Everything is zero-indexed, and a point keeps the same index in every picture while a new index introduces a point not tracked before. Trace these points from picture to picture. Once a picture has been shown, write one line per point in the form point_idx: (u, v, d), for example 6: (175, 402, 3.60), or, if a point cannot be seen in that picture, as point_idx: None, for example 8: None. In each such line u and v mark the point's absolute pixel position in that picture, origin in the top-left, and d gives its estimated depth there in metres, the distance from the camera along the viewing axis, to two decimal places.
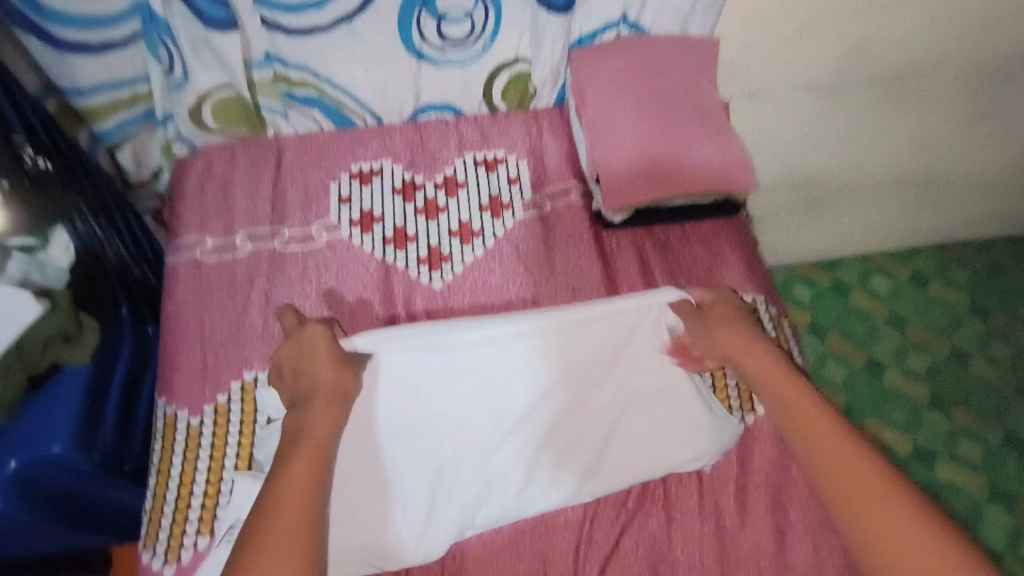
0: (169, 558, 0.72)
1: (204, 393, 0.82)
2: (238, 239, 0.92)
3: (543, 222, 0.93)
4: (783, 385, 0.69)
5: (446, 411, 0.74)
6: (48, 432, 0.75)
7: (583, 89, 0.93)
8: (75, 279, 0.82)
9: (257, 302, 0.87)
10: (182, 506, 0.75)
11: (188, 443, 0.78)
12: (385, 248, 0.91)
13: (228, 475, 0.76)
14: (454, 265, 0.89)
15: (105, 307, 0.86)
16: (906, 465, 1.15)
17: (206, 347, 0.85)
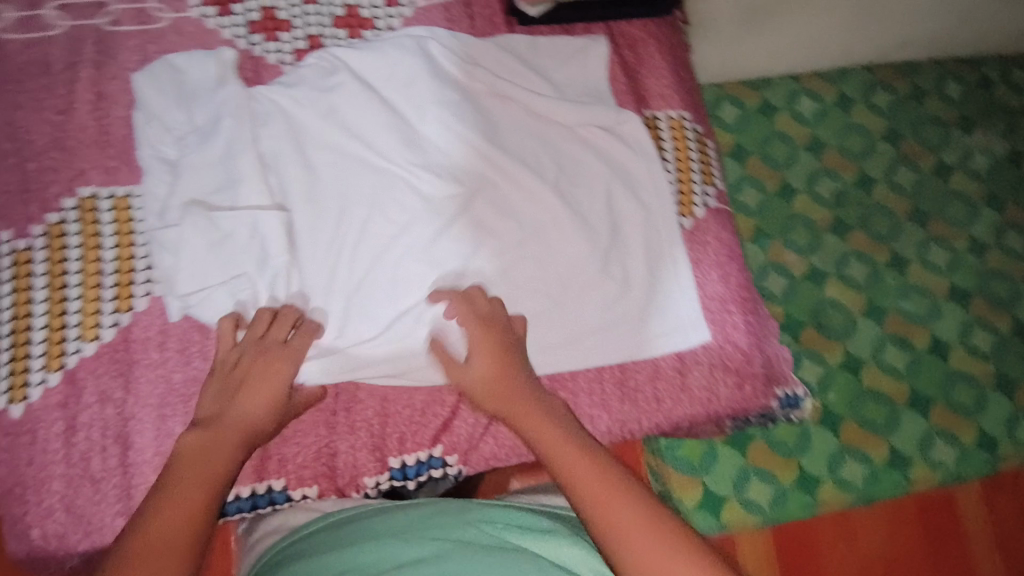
0: (15, 396, 0.64)
1: (29, 211, 0.67)
2: (48, 12, 0.71)
3: (447, 10, 0.77)
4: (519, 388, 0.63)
5: (343, 169, 0.70)
6: None
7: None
8: None
9: (85, 99, 0.70)
10: (22, 341, 0.65)
11: (18, 270, 0.66)
12: (249, 35, 0.73)
13: (73, 306, 0.66)
14: (296, 35, 0.74)
15: None
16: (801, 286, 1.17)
17: (25, 153, 0.68)
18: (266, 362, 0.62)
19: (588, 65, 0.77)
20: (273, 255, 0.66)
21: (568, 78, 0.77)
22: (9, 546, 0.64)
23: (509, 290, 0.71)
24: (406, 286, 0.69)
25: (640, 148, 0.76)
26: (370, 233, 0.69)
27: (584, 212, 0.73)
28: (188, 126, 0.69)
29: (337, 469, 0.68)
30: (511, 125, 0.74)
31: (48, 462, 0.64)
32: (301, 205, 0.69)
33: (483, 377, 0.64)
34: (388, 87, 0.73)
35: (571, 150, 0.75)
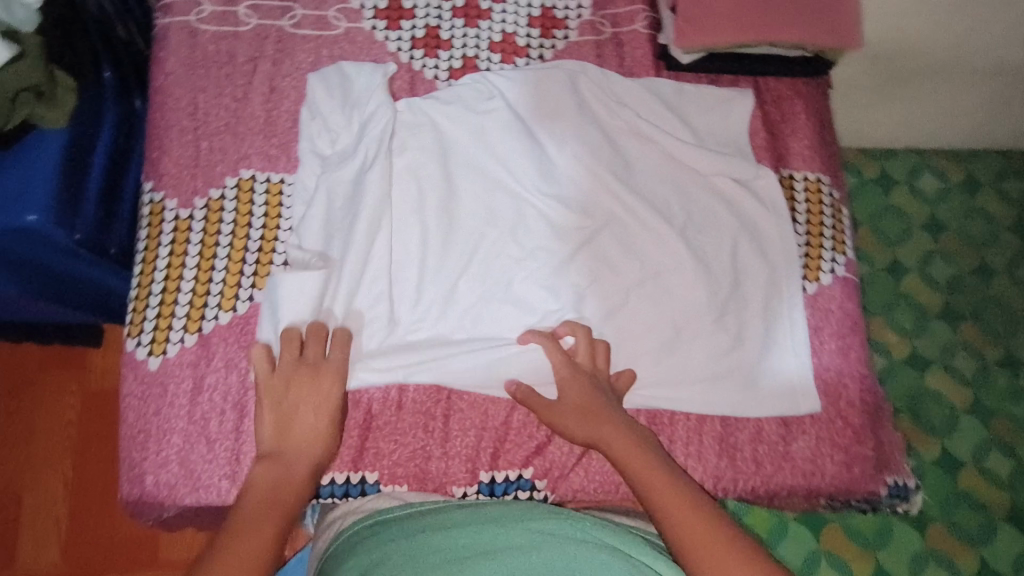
0: (155, 349, 0.70)
1: (195, 184, 0.74)
2: (241, 10, 0.78)
3: (597, 49, 0.80)
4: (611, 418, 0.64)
5: (474, 185, 0.74)
6: (21, 197, 0.67)
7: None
8: (47, 24, 0.69)
9: (260, 91, 0.76)
10: (169, 300, 0.71)
11: (177, 236, 0.72)
12: (412, 50, 0.78)
13: (218, 276, 0.71)
14: (453, 55, 0.79)
15: (85, 63, 0.73)
16: (900, 370, 1.09)
17: (200, 132, 0.75)
18: (311, 379, 0.63)
19: (732, 118, 0.78)
20: (401, 263, 0.71)
21: (710, 128, 0.78)
22: (124, 487, 0.68)
23: (614, 329, 0.72)
24: (516, 319, 0.71)
25: (774, 206, 0.75)
26: (492, 251, 0.72)
27: (708, 261, 0.73)
28: (348, 126, 0.73)
29: (428, 473, 0.69)
30: (643, 165, 0.76)
31: (173, 416, 0.68)
32: (434, 220, 0.72)
33: (571, 417, 0.65)
34: (531, 114, 0.76)
35: (702, 198, 0.76)
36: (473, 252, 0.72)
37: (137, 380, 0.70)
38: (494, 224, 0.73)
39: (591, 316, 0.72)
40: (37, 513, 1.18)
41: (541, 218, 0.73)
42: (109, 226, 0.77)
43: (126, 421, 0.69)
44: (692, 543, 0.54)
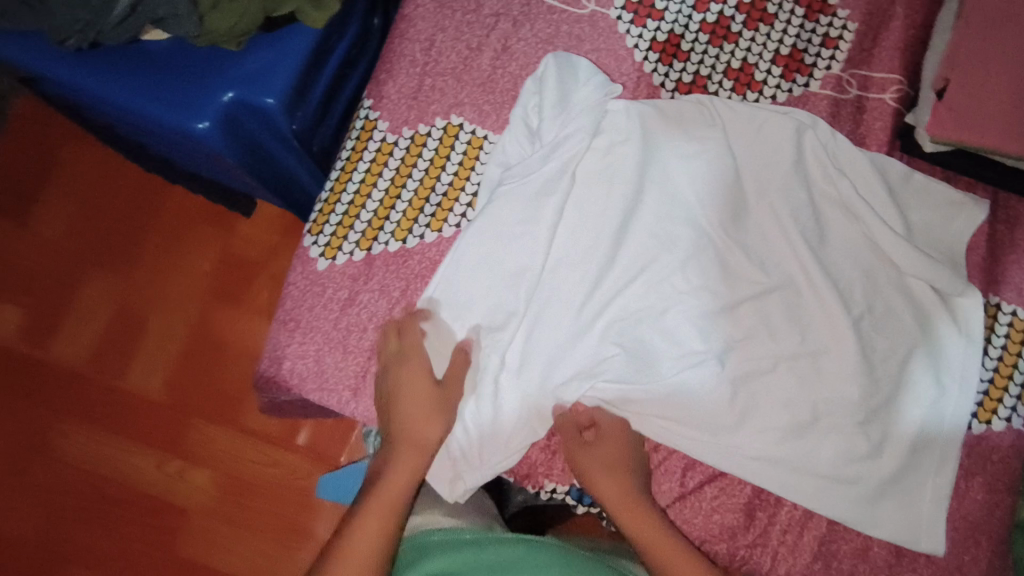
0: (326, 253, 0.75)
1: (408, 115, 0.77)
2: None
3: (835, 108, 0.75)
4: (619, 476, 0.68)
5: (659, 205, 0.73)
6: (266, 78, 0.73)
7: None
8: None
9: (492, 46, 0.78)
10: (352, 214, 0.76)
11: (376, 158, 0.76)
12: (648, 51, 0.78)
13: (399, 207, 0.75)
14: (685, 69, 0.78)
15: None
16: None
17: (428, 69, 0.78)
18: (405, 385, 0.70)
19: (955, 224, 0.72)
20: (566, 258, 0.72)
21: (927, 227, 0.72)
22: (263, 362, 0.75)
23: (745, 394, 0.70)
24: (663, 359, 0.71)
25: (970, 334, 0.69)
26: (655, 274, 0.72)
27: (873, 362, 0.68)
28: (564, 106, 0.74)
29: (527, 460, 0.73)
30: (842, 246, 0.72)
31: (322, 317, 0.74)
32: (609, 223, 0.72)
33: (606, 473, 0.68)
34: (744, 154, 0.73)
35: (891, 295, 0.70)
36: (635, 269, 0.72)
37: (303, 274, 0.75)
38: (663, 249, 0.72)
39: (728, 371, 0.70)
40: (157, 341, 1.38)
41: (715, 261, 0.72)
42: (320, 125, 0.83)
43: (283, 305, 0.76)
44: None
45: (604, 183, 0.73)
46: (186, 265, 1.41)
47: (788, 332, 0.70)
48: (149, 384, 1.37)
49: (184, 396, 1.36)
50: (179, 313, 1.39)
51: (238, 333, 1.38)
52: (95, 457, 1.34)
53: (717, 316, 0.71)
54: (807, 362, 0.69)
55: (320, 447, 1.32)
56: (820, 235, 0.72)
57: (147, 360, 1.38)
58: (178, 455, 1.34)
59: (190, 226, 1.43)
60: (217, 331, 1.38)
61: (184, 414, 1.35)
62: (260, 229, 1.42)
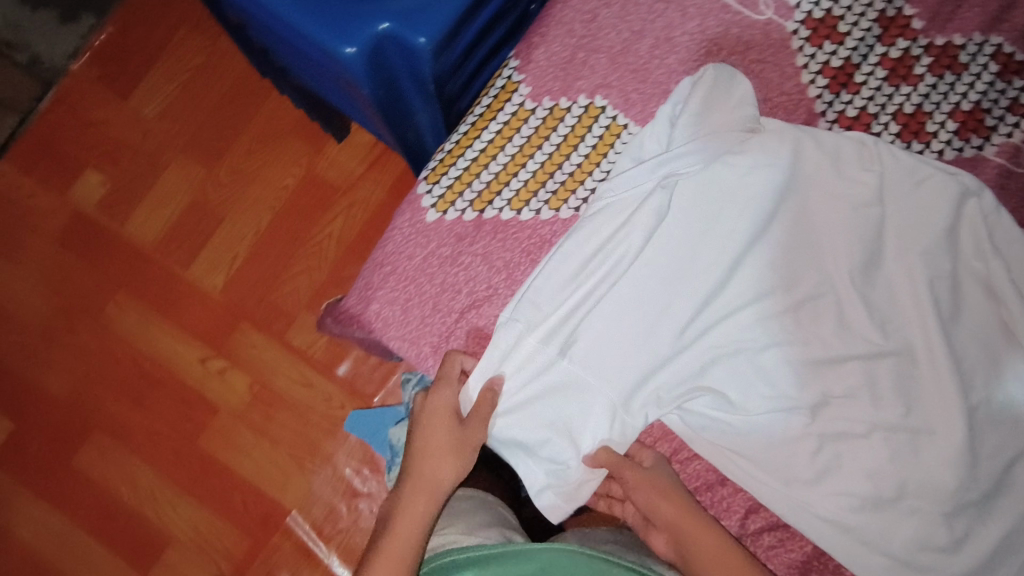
0: (439, 205, 0.74)
1: (552, 85, 0.74)
2: None
3: (1005, 179, 0.72)
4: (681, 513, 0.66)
5: (789, 241, 0.69)
6: (424, 17, 0.70)
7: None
8: None
9: (654, 34, 0.75)
10: (472, 172, 0.74)
11: (510, 122, 0.74)
12: (817, 75, 0.74)
13: (522, 176, 0.73)
14: (853, 101, 0.74)
15: None
16: None
17: (584, 42, 0.75)
18: (430, 433, 0.70)
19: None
20: (676, 272, 0.69)
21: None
22: (352, 297, 0.75)
23: (830, 454, 0.66)
24: (755, 401, 0.68)
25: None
26: (766, 312, 0.68)
27: (978, 456, 0.64)
28: (696, 125, 0.70)
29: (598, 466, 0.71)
30: (973, 331, 0.67)
31: (420, 268, 0.73)
32: (731, 242, 0.68)
33: (659, 501, 0.67)
34: (897, 209, 0.68)
35: (1016, 391, 0.66)
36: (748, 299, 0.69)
37: (410, 221, 0.74)
38: (779, 288, 0.68)
39: (819, 428, 0.67)
40: (226, 241, 1.40)
41: (834, 315, 0.68)
42: (457, 75, 0.80)
43: (383, 247, 0.75)
44: None
45: (736, 205, 0.69)
46: (270, 175, 1.41)
47: (898, 409, 0.65)
48: (212, 281, 1.39)
49: (242, 300, 1.38)
50: (253, 221, 1.40)
51: (303, 253, 1.39)
52: (146, 337, 1.38)
53: (822, 369, 0.67)
54: (907, 442, 0.65)
55: (356, 383, 1.33)
56: (952, 313, 0.67)
57: (213, 257, 1.40)
58: (223, 355, 1.37)
59: (281, 137, 1.42)
60: (286, 249, 1.39)
61: (237, 317, 1.38)
62: (347, 152, 1.41)
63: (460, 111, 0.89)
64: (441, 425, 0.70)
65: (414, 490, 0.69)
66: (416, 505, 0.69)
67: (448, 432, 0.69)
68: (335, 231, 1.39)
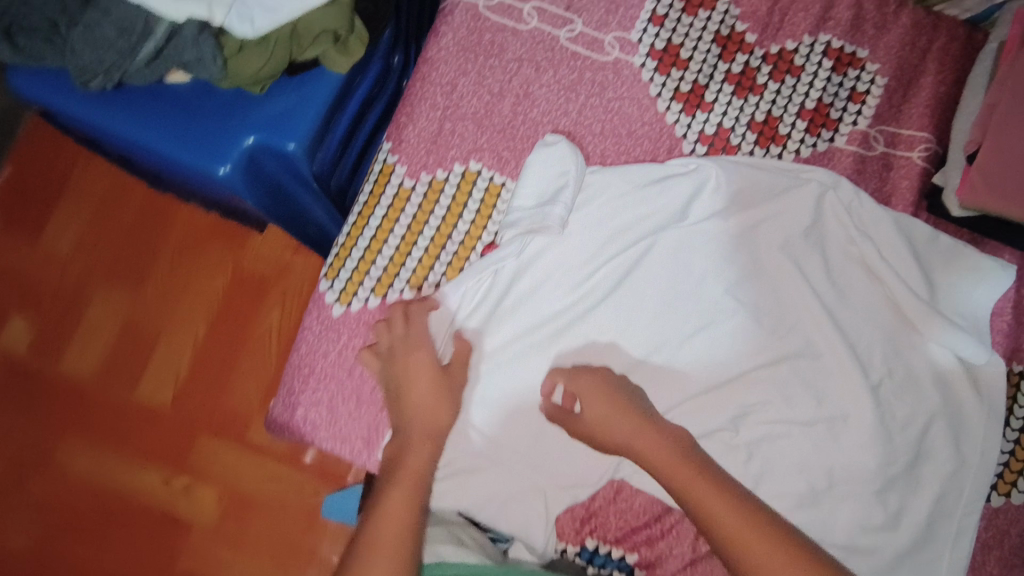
0: (341, 298, 0.75)
1: (427, 159, 0.77)
2: (527, 8, 0.80)
3: (860, 165, 0.77)
4: (631, 425, 0.63)
5: (675, 264, 0.73)
6: (288, 124, 0.73)
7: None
8: None
9: (513, 93, 0.78)
10: (368, 259, 0.76)
11: (394, 203, 0.76)
12: (671, 101, 0.78)
13: (415, 254, 0.75)
14: (709, 119, 0.78)
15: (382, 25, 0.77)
16: None
17: (448, 113, 0.78)
18: (416, 374, 0.67)
19: (981, 288, 0.72)
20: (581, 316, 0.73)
21: (952, 291, 0.73)
22: (275, 407, 0.74)
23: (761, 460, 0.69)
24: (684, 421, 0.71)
25: (991, 402, 0.70)
26: (673, 336, 0.72)
27: (892, 429, 0.69)
28: (538, 195, 0.73)
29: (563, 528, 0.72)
30: (855, 316, 0.73)
31: (337, 364, 0.74)
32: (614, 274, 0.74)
33: (598, 428, 0.65)
34: (763, 214, 0.74)
35: (911, 359, 0.72)
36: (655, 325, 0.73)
37: (318, 319, 0.75)
38: (678, 311, 0.72)
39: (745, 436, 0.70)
40: (168, 356, 1.38)
41: (732, 327, 0.72)
42: (338, 164, 0.83)
43: (296, 351, 0.75)
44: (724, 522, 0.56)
45: (623, 241, 0.74)
46: (198, 280, 1.41)
47: (808, 401, 0.70)
48: (159, 398, 1.37)
49: (193, 411, 1.36)
50: (191, 329, 1.39)
51: (248, 348, 1.38)
52: (101, 471, 1.34)
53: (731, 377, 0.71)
54: (824, 433, 0.69)
55: (325, 470, 1.32)
56: (832, 298, 0.73)
57: (156, 373, 1.38)
58: (184, 470, 1.34)
59: (201, 240, 1.43)
60: (229, 350, 1.38)
61: (191, 428, 1.35)
62: (269, 242, 1.42)
63: (355, 192, 0.91)
64: (423, 380, 0.67)
65: (413, 443, 0.63)
66: (420, 454, 0.63)
67: (433, 377, 0.67)
68: (274, 323, 1.38)
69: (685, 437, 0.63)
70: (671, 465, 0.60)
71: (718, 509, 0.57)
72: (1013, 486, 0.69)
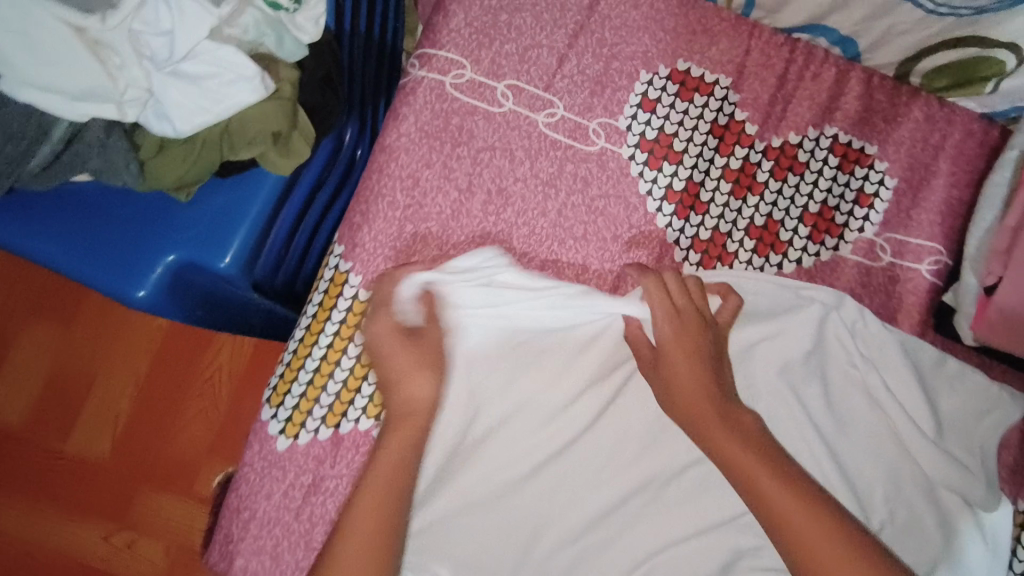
0: (287, 430, 0.66)
1: (385, 268, 0.67)
2: (500, 86, 0.69)
3: (864, 277, 0.71)
4: (681, 384, 0.59)
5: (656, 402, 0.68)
6: (220, 234, 0.61)
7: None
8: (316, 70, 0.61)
9: (485, 188, 0.68)
10: (317, 384, 0.66)
11: (347, 319, 0.66)
12: (662, 201, 0.70)
13: (372, 378, 0.66)
14: (704, 222, 0.70)
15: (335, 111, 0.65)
16: None
17: (410, 213, 0.67)
18: (413, 363, 0.60)
19: (987, 421, 0.68)
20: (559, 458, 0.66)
21: (954, 424, 0.68)
22: (212, 554, 0.66)
23: None
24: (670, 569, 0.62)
25: (996, 551, 0.65)
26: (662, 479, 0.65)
27: None
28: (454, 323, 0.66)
29: None
30: (861, 454, 0.66)
31: (282, 506, 0.65)
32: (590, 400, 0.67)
33: (672, 359, 0.60)
34: (761, 342, 0.67)
35: (917, 499, 0.65)
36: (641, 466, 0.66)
37: (259, 454, 0.66)
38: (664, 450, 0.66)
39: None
40: (99, 407, 1.15)
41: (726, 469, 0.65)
42: (283, 261, 0.71)
43: (235, 490, 0.66)
44: (755, 489, 0.50)
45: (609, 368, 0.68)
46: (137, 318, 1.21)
47: None
48: (93, 450, 1.14)
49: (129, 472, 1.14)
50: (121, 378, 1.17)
51: (190, 397, 1.16)
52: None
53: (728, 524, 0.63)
54: None
55: None
56: (834, 432, 0.66)
57: (86, 424, 1.15)
58: (126, 524, 1.13)
59: None
60: (166, 400, 1.16)
61: (130, 486, 1.14)
62: None
63: (308, 276, 0.78)
64: (403, 357, 0.60)
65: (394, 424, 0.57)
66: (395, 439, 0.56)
67: (415, 356, 0.61)
68: (221, 372, 1.17)
69: (733, 398, 0.58)
70: (720, 435, 0.54)
71: (763, 483, 0.50)
72: None
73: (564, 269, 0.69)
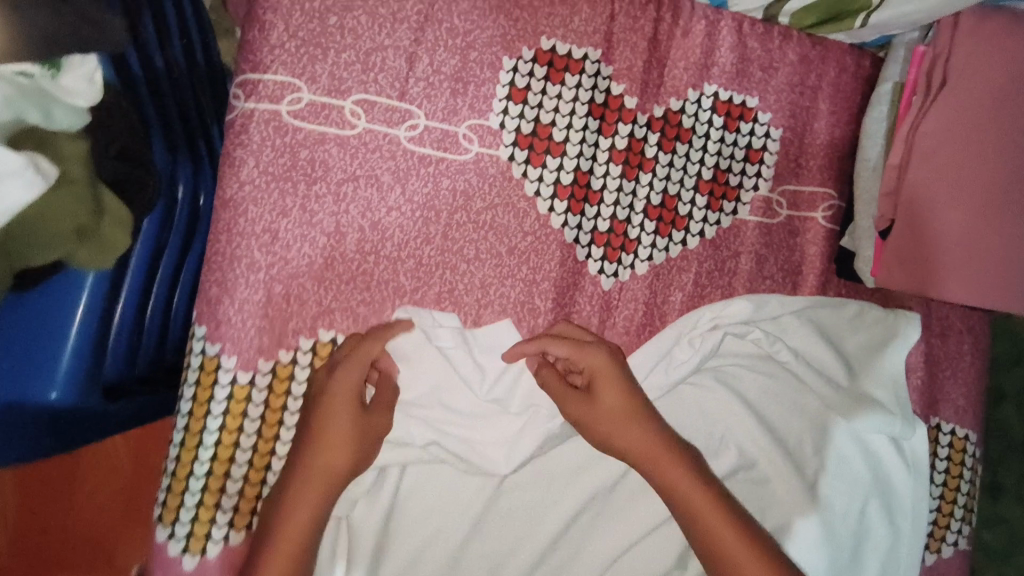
0: (191, 547, 0.58)
1: (261, 341, 0.58)
2: (348, 104, 0.59)
3: (767, 236, 0.69)
4: (618, 412, 0.55)
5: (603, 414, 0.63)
6: (42, 362, 0.51)
7: (948, 64, 0.61)
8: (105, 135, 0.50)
9: (356, 226, 0.60)
10: (214, 487, 0.58)
11: (231, 408, 0.58)
12: (553, 199, 0.64)
13: (277, 464, 0.59)
14: (601, 214, 0.65)
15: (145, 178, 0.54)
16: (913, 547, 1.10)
17: (275, 272, 0.58)
18: (336, 407, 0.54)
19: (893, 352, 0.69)
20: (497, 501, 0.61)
21: (867, 362, 0.68)
22: None
23: None
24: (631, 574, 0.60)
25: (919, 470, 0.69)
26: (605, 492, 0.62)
27: (834, 526, 0.64)
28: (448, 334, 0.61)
29: None
30: (787, 416, 0.66)
31: None
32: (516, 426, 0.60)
33: (600, 390, 0.55)
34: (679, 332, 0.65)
35: (845, 445, 0.66)
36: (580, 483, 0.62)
37: None
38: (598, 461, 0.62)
39: None
40: None
41: None
42: (139, 350, 0.60)
43: None
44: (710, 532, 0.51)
45: None
46: None
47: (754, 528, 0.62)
48: None
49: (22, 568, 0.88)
50: None
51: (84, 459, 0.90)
52: None
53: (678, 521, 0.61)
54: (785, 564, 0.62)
55: None
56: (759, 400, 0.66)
57: None
58: None
59: None
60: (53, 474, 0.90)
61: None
62: None
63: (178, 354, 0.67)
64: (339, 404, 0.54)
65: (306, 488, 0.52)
66: (302, 504, 0.52)
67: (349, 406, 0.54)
68: None
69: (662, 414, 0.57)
70: (669, 468, 0.53)
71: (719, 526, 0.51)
72: (944, 541, 0.71)
73: (463, 296, 0.63)
